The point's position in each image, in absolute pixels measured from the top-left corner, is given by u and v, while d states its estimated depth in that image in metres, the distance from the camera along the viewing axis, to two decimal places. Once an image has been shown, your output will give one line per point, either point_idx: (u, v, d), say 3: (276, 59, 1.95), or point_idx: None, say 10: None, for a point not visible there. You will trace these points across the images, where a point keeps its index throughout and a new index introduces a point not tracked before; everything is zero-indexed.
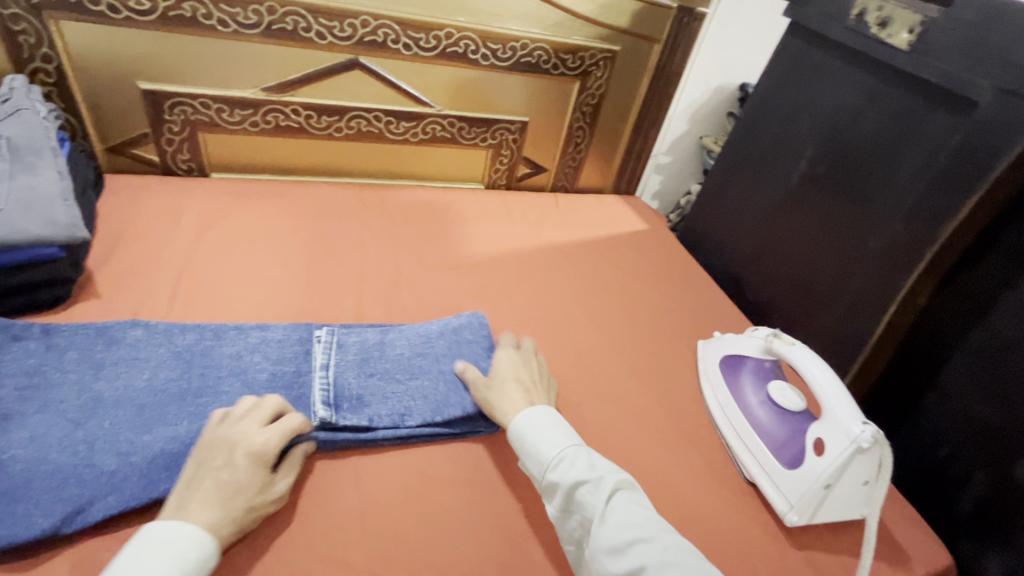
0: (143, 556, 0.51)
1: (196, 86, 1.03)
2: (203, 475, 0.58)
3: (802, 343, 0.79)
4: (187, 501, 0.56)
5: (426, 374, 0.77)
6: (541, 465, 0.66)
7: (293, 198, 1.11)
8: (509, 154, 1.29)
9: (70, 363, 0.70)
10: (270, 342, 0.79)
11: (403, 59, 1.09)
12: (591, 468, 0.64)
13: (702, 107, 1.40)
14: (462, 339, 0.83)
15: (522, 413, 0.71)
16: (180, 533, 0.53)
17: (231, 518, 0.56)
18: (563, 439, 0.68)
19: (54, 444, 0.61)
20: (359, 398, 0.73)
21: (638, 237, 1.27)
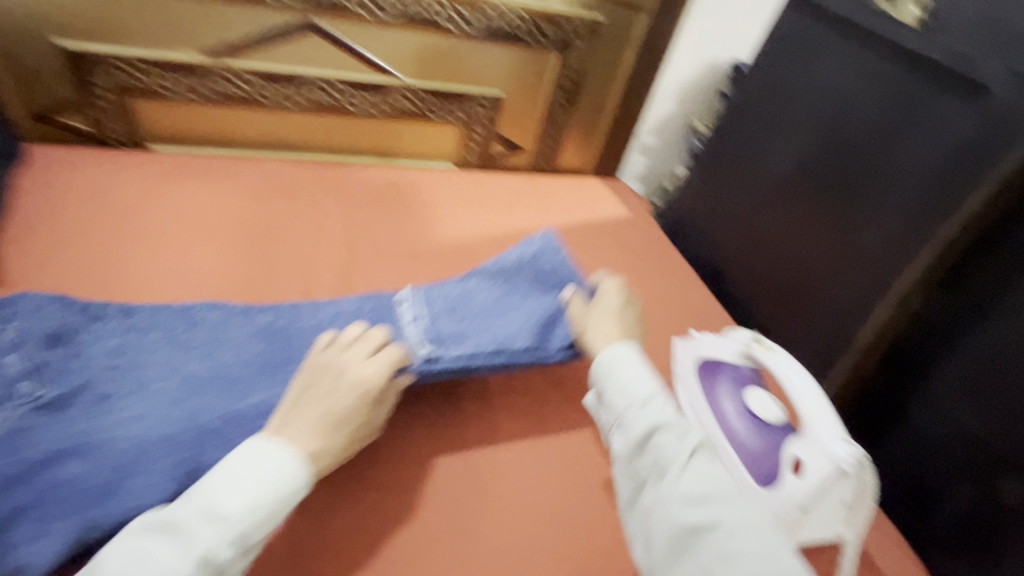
0: (234, 474, 0.48)
1: (126, 46, 0.92)
2: (307, 401, 0.55)
3: (781, 348, 0.77)
4: (289, 423, 0.53)
5: (522, 309, 0.75)
6: (625, 399, 0.57)
7: (240, 175, 1.01)
8: (483, 130, 1.20)
9: (154, 344, 0.65)
10: (345, 313, 0.73)
11: (362, 22, 0.98)
12: (680, 418, 0.55)
13: (691, 85, 1.31)
14: (542, 268, 0.79)
15: (612, 346, 0.62)
16: (274, 457, 0.50)
17: (328, 453, 0.53)
18: (649, 381, 0.58)
19: (161, 417, 0.57)
20: (461, 334, 0.70)
21: (618, 224, 1.19)
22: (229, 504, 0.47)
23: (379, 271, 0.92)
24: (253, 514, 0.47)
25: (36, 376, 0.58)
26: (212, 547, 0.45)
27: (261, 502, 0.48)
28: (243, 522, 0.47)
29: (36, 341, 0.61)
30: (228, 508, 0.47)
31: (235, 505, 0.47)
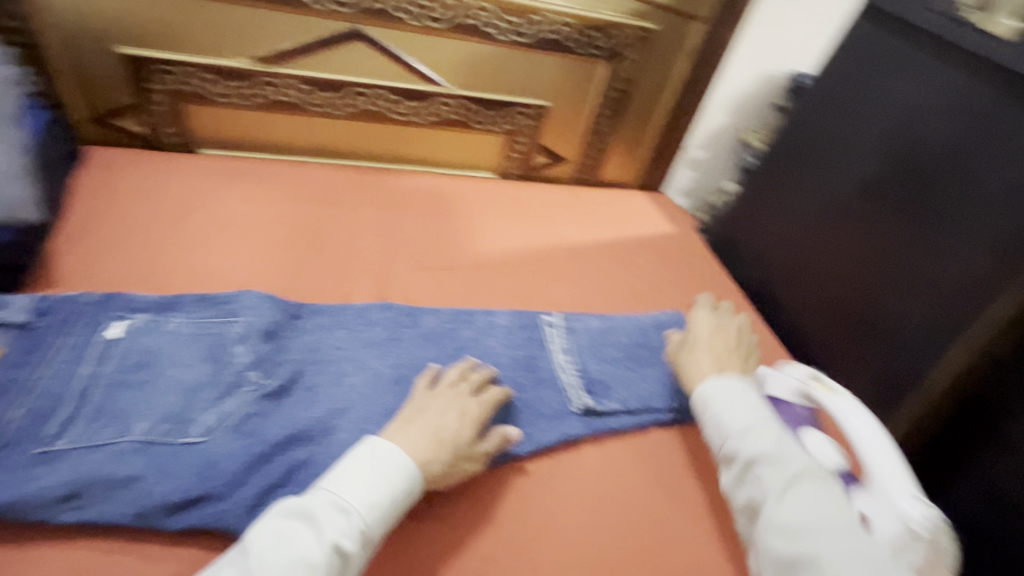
0: (355, 470, 0.54)
1: (178, 53, 0.93)
2: (421, 417, 0.61)
3: (846, 391, 0.72)
4: (401, 432, 0.59)
5: (655, 365, 0.84)
6: (722, 433, 0.63)
7: (284, 180, 1.01)
8: (526, 140, 1.17)
9: (343, 341, 0.74)
10: (499, 327, 0.84)
11: (409, 30, 0.97)
12: (779, 447, 0.59)
13: (745, 97, 1.25)
14: None
15: (703, 385, 0.68)
16: (394, 456, 0.55)
17: (441, 461, 0.58)
18: (751, 412, 0.63)
19: (363, 417, 0.65)
20: (606, 382, 0.79)
21: (664, 242, 1.15)
22: (355, 497, 0.52)
23: (415, 283, 0.90)
24: (376, 510, 0.52)
25: (259, 367, 0.67)
26: (342, 536, 0.49)
27: (383, 499, 0.53)
28: (366, 516, 0.51)
29: (256, 334, 0.70)
30: (354, 502, 0.52)
31: (359, 500, 0.52)
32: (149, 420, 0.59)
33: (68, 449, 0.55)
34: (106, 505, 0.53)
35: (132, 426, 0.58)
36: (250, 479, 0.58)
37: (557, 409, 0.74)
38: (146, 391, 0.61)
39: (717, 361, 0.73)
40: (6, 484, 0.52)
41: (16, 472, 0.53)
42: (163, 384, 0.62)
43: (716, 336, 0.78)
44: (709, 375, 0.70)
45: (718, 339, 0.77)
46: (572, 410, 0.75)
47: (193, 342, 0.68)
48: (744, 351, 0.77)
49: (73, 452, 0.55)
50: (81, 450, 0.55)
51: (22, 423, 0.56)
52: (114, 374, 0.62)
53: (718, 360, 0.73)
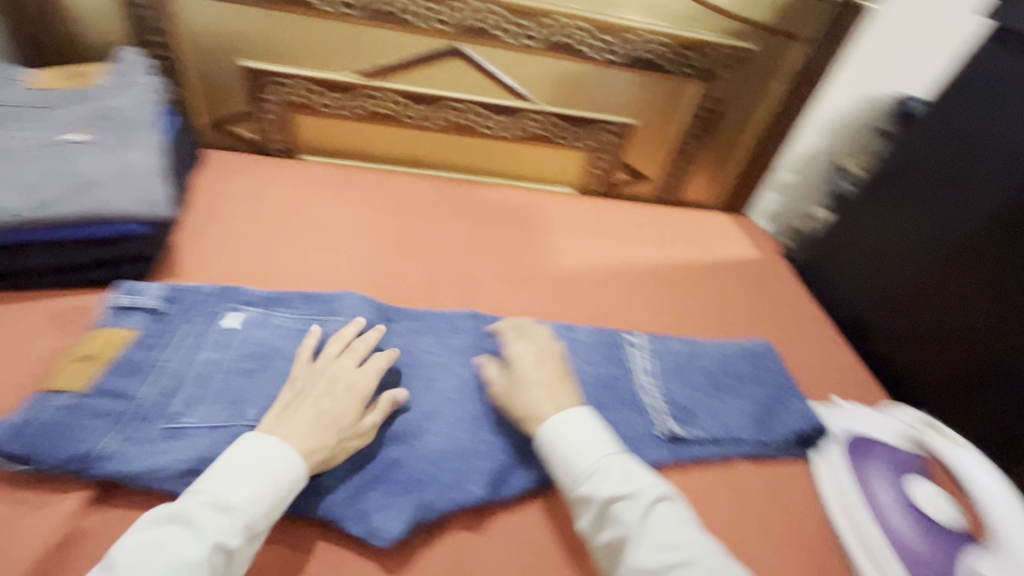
0: (236, 470, 0.52)
1: (292, 67, 1.00)
2: (303, 404, 0.59)
3: (966, 441, 0.67)
4: (281, 424, 0.57)
5: (740, 393, 0.81)
6: (571, 475, 0.60)
7: (378, 188, 1.06)
8: (609, 157, 1.17)
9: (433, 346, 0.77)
10: (581, 343, 0.84)
11: (505, 48, 1.00)
12: (627, 481, 0.58)
13: (842, 120, 1.19)
14: (764, 365, 0.86)
15: (553, 417, 0.64)
16: (272, 447, 0.54)
17: (326, 448, 0.57)
18: (598, 448, 0.61)
19: (452, 424, 0.68)
20: (690, 409, 0.77)
21: (749, 267, 1.11)
22: (234, 495, 0.51)
23: (498, 294, 0.92)
24: (259, 506, 0.51)
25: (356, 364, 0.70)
26: (223, 534, 0.48)
27: (268, 494, 0.52)
28: (249, 512, 0.50)
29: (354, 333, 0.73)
30: (235, 499, 0.51)
31: (240, 497, 0.51)
32: (259, 409, 0.63)
33: (192, 427, 0.60)
34: None
35: (244, 410, 0.62)
36: (348, 471, 0.61)
37: (639, 433, 0.73)
38: (256, 379, 0.66)
39: (553, 397, 0.66)
40: (141, 454, 0.57)
41: (148, 444, 0.58)
42: (271, 375, 0.66)
43: (543, 364, 0.70)
44: (549, 416, 0.64)
45: (541, 368, 0.70)
46: (655, 435, 0.73)
47: (297, 337, 0.72)
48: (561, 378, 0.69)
49: (196, 429, 0.60)
50: (202, 429, 0.60)
51: (153, 399, 0.61)
52: (229, 360, 0.67)
53: (549, 396, 0.66)
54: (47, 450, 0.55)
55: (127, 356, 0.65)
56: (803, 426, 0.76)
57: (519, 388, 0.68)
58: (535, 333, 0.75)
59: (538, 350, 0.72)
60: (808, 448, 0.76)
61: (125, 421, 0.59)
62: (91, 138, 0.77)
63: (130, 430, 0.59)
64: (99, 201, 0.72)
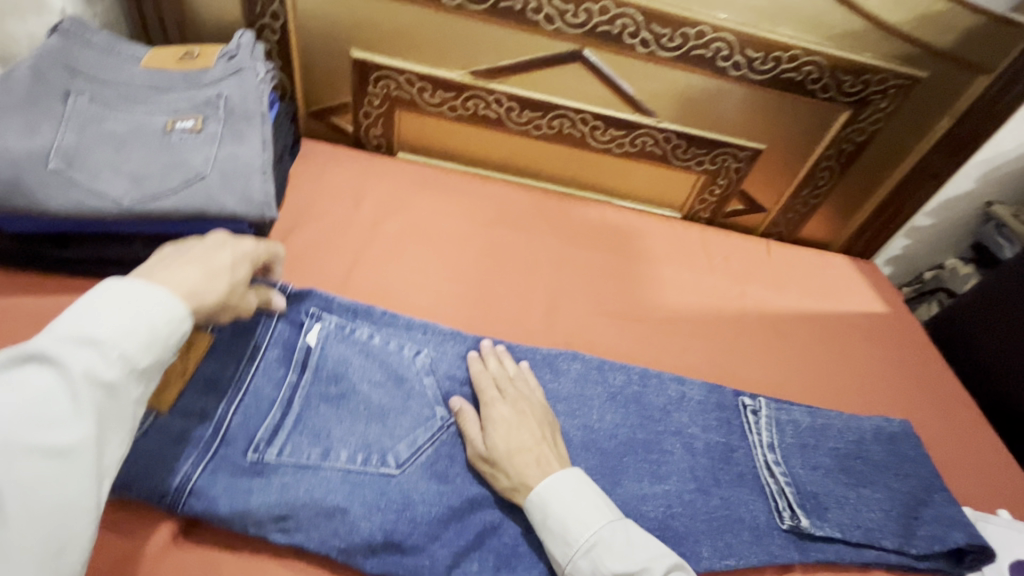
0: (98, 302, 0.42)
1: (403, 61, 0.94)
2: (180, 254, 0.51)
3: None
4: (157, 269, 0.47)
5: (875, 485, 0.70)
6: (567, 547, 0.54)
7: (473, 195, 0.99)
8: (725, 184, 1.06)
9: None
10: (692, 401, 0.74)
11: (634, 58, 0.90)
12: (631, 555, 0.53)
13: (1008, 166, 1.03)
14: (904, 454, 0.74)
15: (543, 487, 0.56)
16: (139, 285, 0.44)
17: (217, 296, 0.49)
18: (596, 514, 0.55)
19: None
20: (818, 499, 0.67)
21: (878, 324, 0.97)
22: (100, 327, 0.41)
23: (599, 329, 0.84)
24: (139, 340, 0.42)
25: (444, 403, 0.65)
26: (94, 366, 0.40)
27: (149, 329, 0.43)
28: (123, 346, 0.41)
29: (443, 369, 0.69)
30: (101, 330, 0.41)
31: (111, 329, 0.41)
32: (352, 447, 0.58)
33: (278, 463, 0.56)
34: (310, 530, 0.53)
35: (334, 451, 0.58)
36: (444, 533, 0.56)
37: (762, 523, 0.64)
38: (342, 413, 0.61)
39: (541, 463, 0.58)
40: (224, 490, 0.53)
41: (237, 477, 0.54)
42: (365, 409, 0.62)
43: (524, 426, 0.61)
44: (539, 486, 0.56)
45: (523, 432, 0.60)
46: (780, 527, 0.64)
47: (381, 363, 0.66)
48: (552, 444, 0.61)
49: (282, 467, 0.55)
50: (290, 466, 0.56)
51: (235, 424, 0.58)
52: (311, 384, 0.62)
53: (538, 461, 0.58)
54: (141, 478, 0.52)
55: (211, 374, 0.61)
56: (957, 541, 0.64)
57: (503, 458, 0.58)
58: (522, 387, 0.66)
59: (520, 411, 0.62)
60: (963, 566, 0.65)
61: (208, 447, 0.55)
62: (198, 126, 0.73)
63: (214, 458, 0.55)
64: (204, 197, 0.68)
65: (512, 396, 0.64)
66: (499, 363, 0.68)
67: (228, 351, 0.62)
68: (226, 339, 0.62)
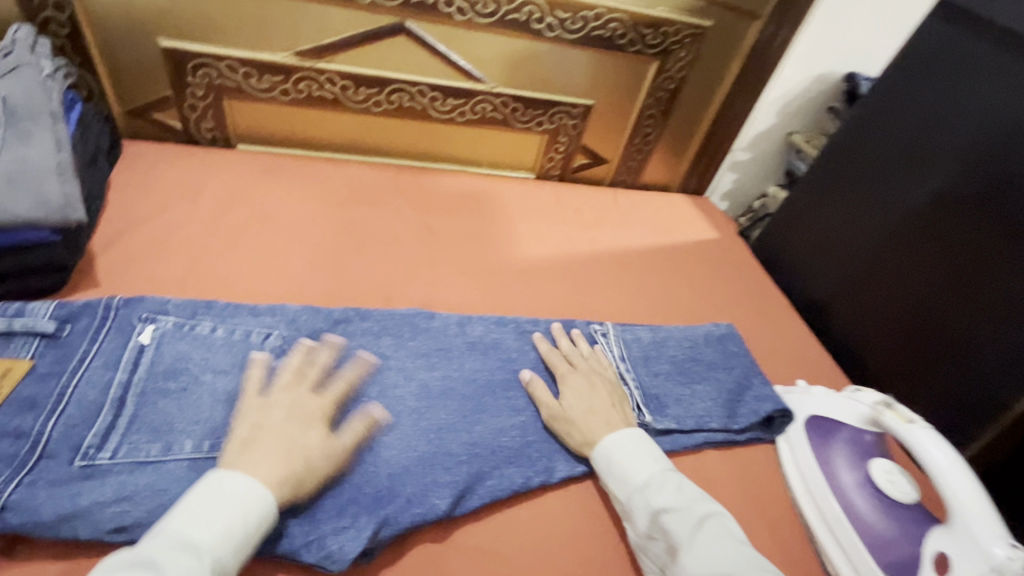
0: (203, 505, 0.48)
1: (220, 48, 0.91)
2: (261, 434, 0.54)
3: (923, 421, 0.63)
4: (245, 455, 0.52)
5: (708, 380, 0.80)
6: (627, 486, 0.60)
7: (323, 178, 0.98)
8: (567, 140, 1.13)
9: (389, 348, 0.72)
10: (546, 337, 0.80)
11: (455, 26, 0.94)
12: (680, 495, 0.58)
13: (797, 98, 1.18)
14: (728, 350, 0.85)
15: (613, 432, 0.64)
16: (242, 486, 0.50)
17: (296, 475, 0.52)
18: (652, 463, 0.62)
19: (410, 432, 0.64)
20: (660, 398, 0.75)
21: (709, 248, 1.10)
22: (202, 534, 0.46)
23: (460, 287, 0.87)
24: (229, 541, 0.47)
25: None
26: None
27: (235, 529, 0.48)
28: (219, 548, 0.46)
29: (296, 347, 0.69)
30: (204, 536, 0.46)
31: (206, 534, 0.47)
32: (194, 438, 0.58)
33: (112, 464, 0.54)
34: (148, 516, 0.52)
35: (177, 443, 0.57)
36: None
37: None
38: (182, 405, 0.60)
39: (610, 423, 0.65)
40: (48, 500, 0.50)
41: (57, 488, 0.51)
42: (207, 398, 0.61)
43: (596, 393, 0.69)
44: (603, 437, 0.64)
45: (596, 397, 0.68)
46: None
47: (221, 351, 0.66)
48: (620, 404, 0.69)
49: (115, 468, 0.54)
50: (125, 465, 0.54)
51: (57, 436, 0.55)
52: (144, 381, 0.61)
53: (608, 421, 0.66)
54: None
55: (24, 390, 0.57)
56: (767, 410, 0.75)
57: (577, 417, 0.66)
58: (592, 363, 0.74)
59: (608, 381, 0.71)
60: (773, 431, 0.76)
61: (25, 464, 0.52)
62: None
63: (31, 473, 0.52)
64: None
65: (587, 369, 0.73)
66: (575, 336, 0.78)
67: (49, 373, 0.59)
68: (48, 363, 0.60)
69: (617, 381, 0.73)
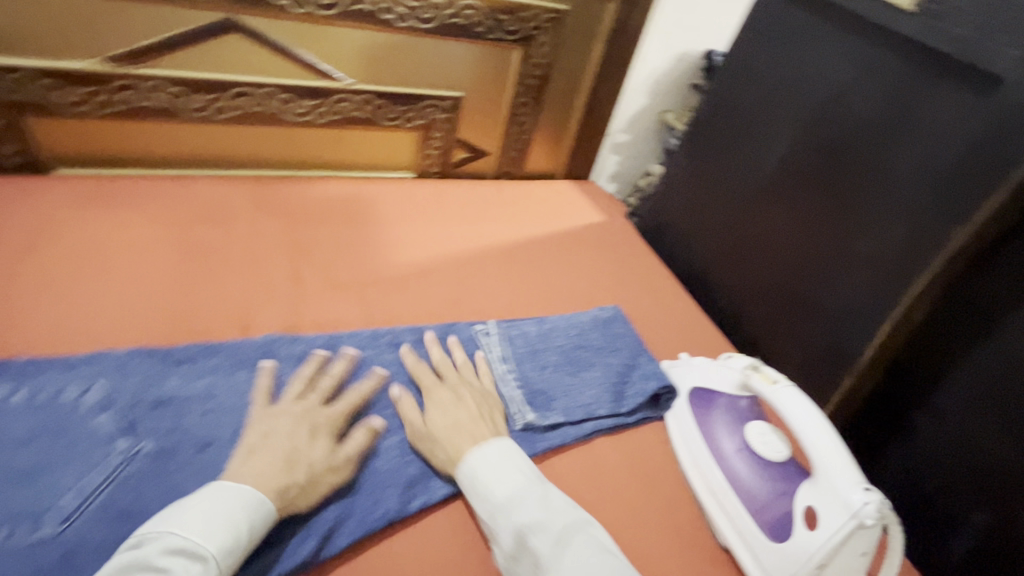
0: (209, 512, 0.48)
1: (7, 56, 0.77)
2: (268, 444, 0.55)
3: (786, 379, 0.66)
4: (247, 465, 0.54)
5: (595, 366, 0.79)
6: (489, 506, 0.57)
7: (164, 199, 0.87)
8: (442, 136, 1.09)
9: (243, 383, 0.65)
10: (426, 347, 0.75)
11: (294, 20, 0.86)
12: (545, 510, 0.56)
13: (663, 78, 1.22)
14: (615, 332, 0.85)
15: (480, 445, 0.61)
16: (245, 497, 0.50)
17: (298, 484, 0.54)
18: (518, 477, 0.59)
19: None
20: (546, 393, 0.73)
21: (595, 232, 1.11)
22: (207, 542, 0.47)
23: (331, 303, 0.81)
24: (232, 553, 0.48)
25: (127, 433, 0.57)
26: None
27: (240, 540, 0.48)
28: (222, 559, 0.47)
29: (123, 400, 0.60)
30: (206, 545, 0.46)
31: (214, 544, 0.47)
32: None
33: None
34: None
35: None
36: None
37: None
38: None
39: (476, 436, 0.62)
40: None
41: None
42: (6, 476, 0.52)
43: (462, 406, 0.65)
44: (467, 454, 0.61)
45: (461, 410, 0.65)
46: (514, 428, 0.68)
47: (28, 416, 0.57)
48: (491, 411, 0.67)
49: None
50: None
51: None
52: None
53: (473, 435, 0.62)
54: None
55: None
56: (652, 389, 0.76)
57: (439, 432, 0.63)
58: (462, 375, 0.71)
59: (481, 391, 0.69)
60: (661, 408, 0.77)
61: None
62: None
63: None
64: None
65: (456, 381, 0.69)
66: (442, 343, 0.75)
67: None
68: None
69: (490, 390, 0.71)
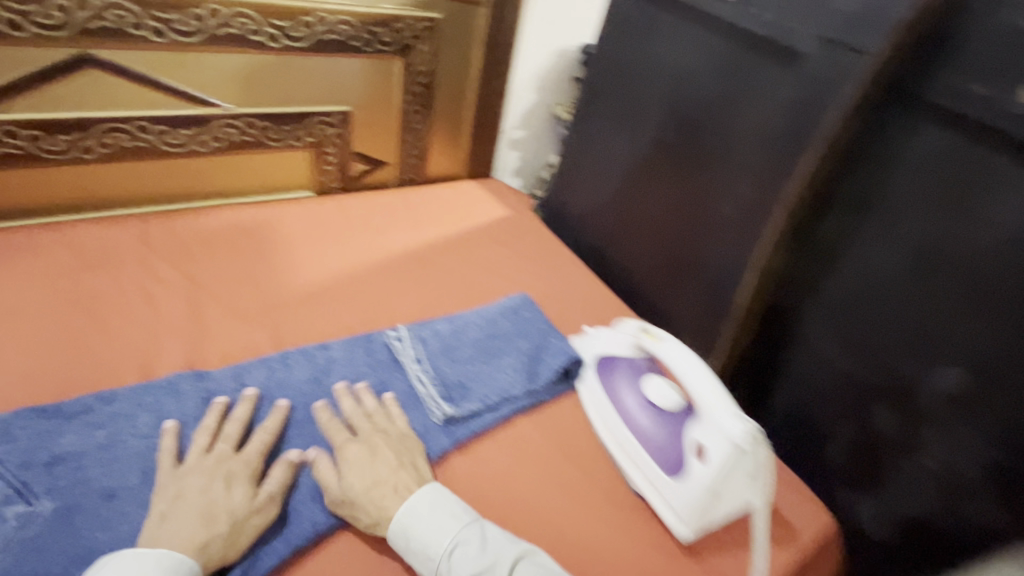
0: None
1: None
2: (179, 504, 0.55)
3: (670, 335, 0.74)
4: (162, 529, 0.53)
5: (507, 352, 0.83)
6: (430, 560, 0.57)
7: (39, 250, 0.83)
8: (336, 151, 1.09)
9: (146, 426, 0.63)
10: (338, 360, 0.76)
11: (157, 49, 0.84)
12: (484, 551, 0.57)
13: (547, 73, 1.28)
14: (525, 317, 0.89)
15: (410, 499, 0.60)
16: (160, 558, 0.51)
17: (219, 536, 0.54)
18: (452, 523, 0.59)
19: None
20: (462, 385, 0.77)
21: (502, 226, 1.15)
22: None
23: (237, 332, 0.80)
24: None
25: (20, 497, 0.55)
26: None
27: None
28: None
29: (13, 464, 0.57)
30: None
31: None
32: None
33: None
34: None
35: None
36: None
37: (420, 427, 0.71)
38: None
39: (399, 487, 0.61)
40: None
41: None
42: None
43: (379, 458, 0.63)
44: (395, 511, 0.59)
45: (379, 465, 0.63)
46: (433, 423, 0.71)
47: None
48: (411, 454, 0.65)
49: None
50: None
51: None
52: None
53: (396, 489, 0.61)
54: None
55: None
56: (562, 364, 0.81)
57: (358, 496, 0.60)
58: (379, 424, 0.68)
59: (399, 436, 0.67)
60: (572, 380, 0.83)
61: None
62: None
63: None
64: None
65: (369, 432, 0.66)
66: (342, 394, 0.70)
67: None
68: None
69: (409, 430, 0.68)
